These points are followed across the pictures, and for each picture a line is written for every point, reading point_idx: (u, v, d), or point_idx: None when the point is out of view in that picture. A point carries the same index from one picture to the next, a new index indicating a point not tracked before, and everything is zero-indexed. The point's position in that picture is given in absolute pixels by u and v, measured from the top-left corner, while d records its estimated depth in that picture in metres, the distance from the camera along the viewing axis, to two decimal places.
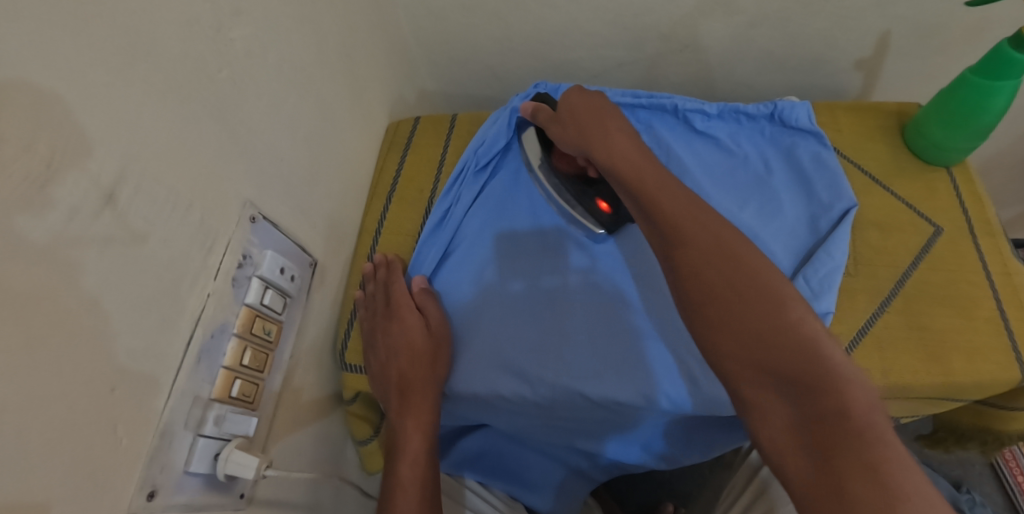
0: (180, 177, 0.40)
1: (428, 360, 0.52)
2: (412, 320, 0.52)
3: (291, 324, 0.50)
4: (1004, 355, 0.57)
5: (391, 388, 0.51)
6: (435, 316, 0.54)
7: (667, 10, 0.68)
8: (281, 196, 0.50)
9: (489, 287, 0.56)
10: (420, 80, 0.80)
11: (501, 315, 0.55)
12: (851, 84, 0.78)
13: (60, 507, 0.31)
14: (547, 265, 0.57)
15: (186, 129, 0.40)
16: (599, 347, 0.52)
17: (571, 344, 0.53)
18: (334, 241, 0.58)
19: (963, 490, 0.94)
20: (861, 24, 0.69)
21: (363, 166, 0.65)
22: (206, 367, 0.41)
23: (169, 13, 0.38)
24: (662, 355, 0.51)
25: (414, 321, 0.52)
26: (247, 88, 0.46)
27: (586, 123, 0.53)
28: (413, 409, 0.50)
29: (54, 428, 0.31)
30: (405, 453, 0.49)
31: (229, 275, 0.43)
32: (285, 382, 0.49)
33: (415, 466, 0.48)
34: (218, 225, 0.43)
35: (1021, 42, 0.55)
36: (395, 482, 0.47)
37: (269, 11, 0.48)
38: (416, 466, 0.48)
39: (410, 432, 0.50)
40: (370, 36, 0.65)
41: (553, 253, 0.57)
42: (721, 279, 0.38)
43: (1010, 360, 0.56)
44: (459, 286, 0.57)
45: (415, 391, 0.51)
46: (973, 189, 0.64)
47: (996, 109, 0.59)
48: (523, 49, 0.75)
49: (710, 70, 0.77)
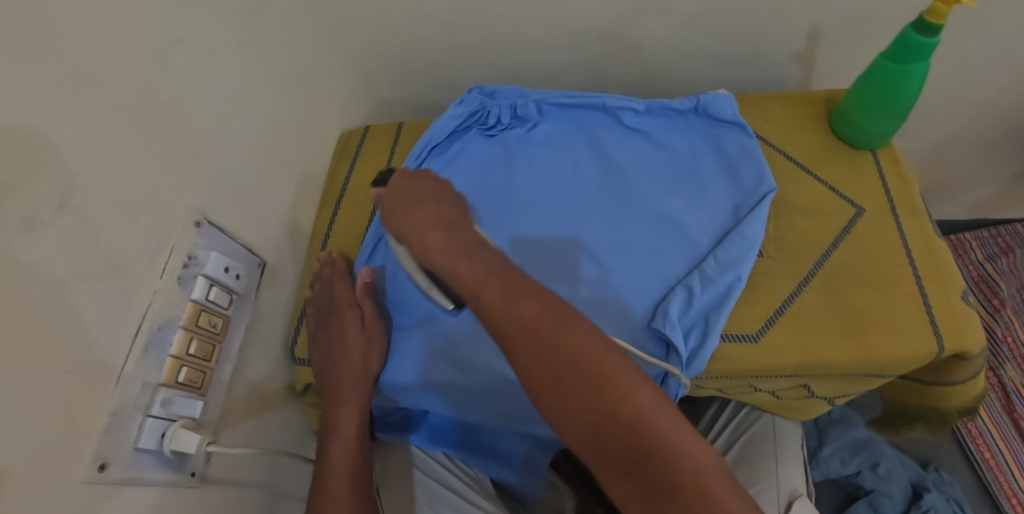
0: (127, 188, 0.44)
1: (361, 350, 0.57)
2: (348, 323, 0.58)
3: (239, 319, 0.55)
4: (923, 328, 0.58)
5: (330, 376, 0.58)
6: (369, 312, 0.59)
7: (601, 13, 0.71)
8: (229, 203, 0.55)
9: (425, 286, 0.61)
10: (376, 90, 0.84)
11: (433, 310, 0.59)
12: (790, 75, 0.80)
13: (22, 475, 0.36)
14: None
15: (133, 145, 0.45)
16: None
17: None
18: (284, 244, 0.63)
19: (930, 470, 0.95)
20: (790, 18, 0.72)
21: (314, 174, 0.70)
22: (154, 355, 0.46)
23: (114, 41, 0.42)
24: None
25: (351, 322, 0.58)
26: (193, 107, 0.50)
27: (410, 204, 0.52)
28: (346, 397, 0.57)
29: (16, 406, 0.36)
30: (333, 437, 0.55)
31: (174, 273, 0.48)
32: (234, 372, 0.54)
33: (343, 448, 0.55)
34: (165, 230, 0.48)
35: (924, 27, 0.57)
36: (325, 462, 0.54)
37: (211, 35, 0.52)
38: (345, 447, 0.55)
39: (342, 418, 0.56)
40: (318, 52, 0.69)
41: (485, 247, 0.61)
42: (546, 365, 0.37)
43: (929, 333, 0.57)
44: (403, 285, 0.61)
45: (345, 382, 0.57)
46: (898, 170, 0.66)
47: (910, 91, 0.61)
48: (470, 57, 0.78)
49: (651, 68, 0.80)
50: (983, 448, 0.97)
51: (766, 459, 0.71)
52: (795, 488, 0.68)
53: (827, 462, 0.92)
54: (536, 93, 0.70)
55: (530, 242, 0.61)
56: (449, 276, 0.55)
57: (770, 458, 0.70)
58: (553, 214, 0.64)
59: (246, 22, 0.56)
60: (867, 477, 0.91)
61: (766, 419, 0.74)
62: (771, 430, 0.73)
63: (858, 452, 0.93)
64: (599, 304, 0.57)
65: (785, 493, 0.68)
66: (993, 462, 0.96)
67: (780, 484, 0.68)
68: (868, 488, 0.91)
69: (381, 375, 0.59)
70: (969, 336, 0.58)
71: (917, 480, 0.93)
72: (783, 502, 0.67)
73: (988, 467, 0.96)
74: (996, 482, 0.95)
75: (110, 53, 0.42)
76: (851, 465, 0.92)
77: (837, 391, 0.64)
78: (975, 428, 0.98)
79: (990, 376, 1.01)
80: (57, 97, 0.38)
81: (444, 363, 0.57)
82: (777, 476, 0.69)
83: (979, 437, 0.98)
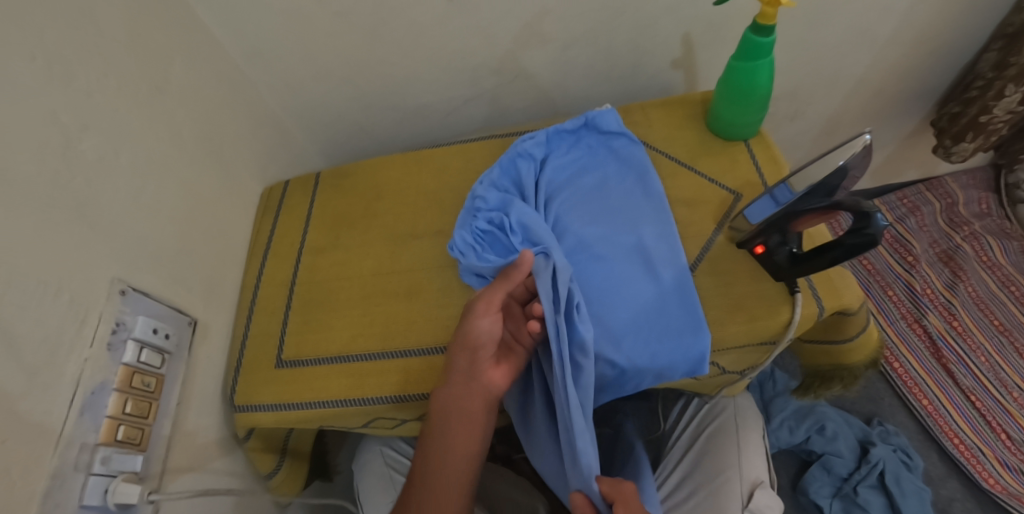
0: (45, 271, 0.48)
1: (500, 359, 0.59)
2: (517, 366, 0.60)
3: (173, 375, 0.60)
4: (804, 293, 0.62)
5: (485, 367, 0.58)
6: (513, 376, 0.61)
7: (488, 50, 0.79)
8: (151, 271, 0.60)
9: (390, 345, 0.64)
10: (296, 144, 0.90)
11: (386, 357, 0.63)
12: (674, 81, 0.88)
13: None
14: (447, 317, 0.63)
15: (47, 228, 0.49)
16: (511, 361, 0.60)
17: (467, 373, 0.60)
18: (211, 300, 0.69)
19: (875, 425, 1.01)
20: (658, 31, 0.80)
21: (238, 230, 0.76)
22: (89, 417, 0.50)
23: (20, 142, 0.47)
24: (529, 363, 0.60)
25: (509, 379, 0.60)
26: (106, 186, 0.55)
27: None
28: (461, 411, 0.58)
29: None
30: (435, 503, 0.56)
31: (104, 340, 0.52)
32: (173, 426, 0.59)
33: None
34: (88, 302, 0.51)
35: (759, 28, 0.64)
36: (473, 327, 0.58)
37: (114, 120, 0.57)
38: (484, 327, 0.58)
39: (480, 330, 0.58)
40: (232, 119, 0.75)
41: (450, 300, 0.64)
42: None
43: (789, 298, 0.60)
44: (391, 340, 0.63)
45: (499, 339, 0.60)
46: (770, 153, 0.72)
47: (762, 83, 0.67)
48: (380, 105, 0.85)
49: (547, 91, 0.87)
50: (919, 396, 1.03)
51: (729, 449, 0.75)
52: (759, 477, 0.71)
53: (777, 432, 0.98)
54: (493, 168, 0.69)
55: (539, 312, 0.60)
56: (776, 247, 0.60)
57: (732, 447, 0.74)
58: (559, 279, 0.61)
59: (150, 101, 0.61)
60: (816, 441, 0.97)
61: (728, 412, 0.78)
62: (733, 422, 0.77)
63: (803, 419, 0.99)
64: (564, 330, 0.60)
65: (750, 482, 0.71)
66: (932, 407, 1.02)
67: (743, 473, 0.72)
68: (819, 451, 0.97)
69: (302, 398, 0.63)
70: (845, 292, 0.62)
71: (864, 437, 0.99)
72: (747, 492, 0.70)
73: (927, 413, 1.01)
74: (938, 426, 1.00)
75: (17, 150, 0.46)
76: (799, 432, 0.98)
77: (746, 363, 0.67)
78: (909, 377, 1.05)
79: (916, 327, 1.08)
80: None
81: (392, 395, 0.61)
82: (741, 466, 0.73)
83: (915, 387, 1.04)
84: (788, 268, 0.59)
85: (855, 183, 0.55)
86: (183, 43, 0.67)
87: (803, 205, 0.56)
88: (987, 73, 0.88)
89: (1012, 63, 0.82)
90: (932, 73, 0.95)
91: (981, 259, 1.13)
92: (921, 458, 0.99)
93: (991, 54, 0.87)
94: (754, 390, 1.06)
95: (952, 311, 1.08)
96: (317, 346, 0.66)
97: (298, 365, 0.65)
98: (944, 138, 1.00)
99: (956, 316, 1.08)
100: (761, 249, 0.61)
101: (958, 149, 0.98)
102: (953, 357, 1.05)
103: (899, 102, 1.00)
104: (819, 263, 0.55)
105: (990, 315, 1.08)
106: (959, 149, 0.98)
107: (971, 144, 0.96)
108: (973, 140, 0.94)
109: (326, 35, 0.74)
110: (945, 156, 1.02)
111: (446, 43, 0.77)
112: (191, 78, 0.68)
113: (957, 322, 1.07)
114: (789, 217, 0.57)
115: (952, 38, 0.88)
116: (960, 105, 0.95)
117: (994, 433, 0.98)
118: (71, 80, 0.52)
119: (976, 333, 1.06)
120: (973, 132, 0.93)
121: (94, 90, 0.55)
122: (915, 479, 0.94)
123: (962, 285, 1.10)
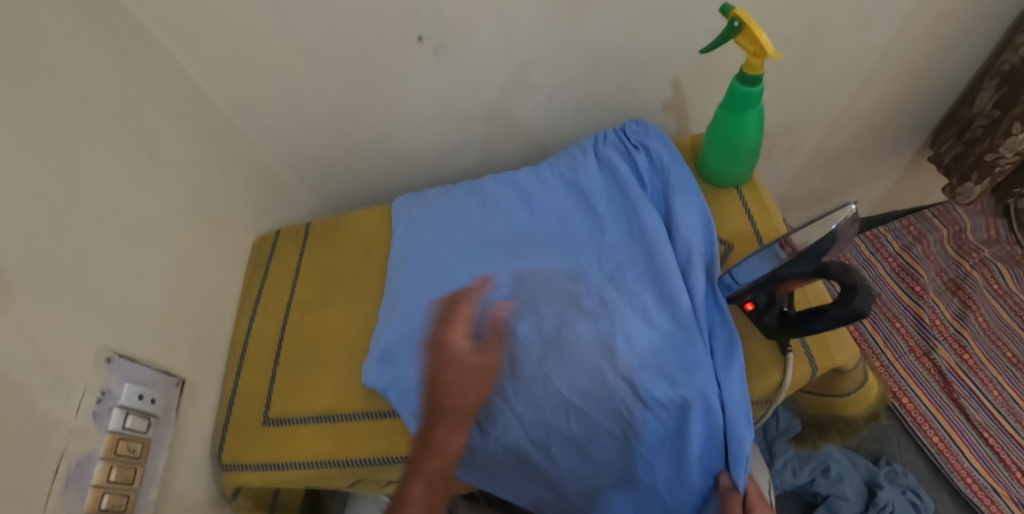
0: (33, 347, 0.49)
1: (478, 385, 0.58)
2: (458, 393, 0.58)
3: (160, 439, 0.60)
4: (796, 353, 0.60)
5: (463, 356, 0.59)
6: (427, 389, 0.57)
7: (476, 99, 0.79)
8: (140, 336, 0.60)
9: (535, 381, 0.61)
10: (290, 192, 0.91)
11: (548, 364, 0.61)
12: (666, 122, 0.88)
13: None
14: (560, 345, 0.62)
15: (33, 304, 0.50)
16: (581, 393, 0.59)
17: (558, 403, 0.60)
18: (201, 359, 0.69)
19: (882, 465, 0.98)
20: (646, 76, 0.80)
21: (230, 283, 0.77)
22: (74, 489, 0.51)
23: (7, 225, 0.48)
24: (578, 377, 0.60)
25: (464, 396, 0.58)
26: (91, 257, 0.56)
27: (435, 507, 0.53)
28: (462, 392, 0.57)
29: None
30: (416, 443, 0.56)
31: (89, 410, 0.53)
32: (160, 490, 0.59)
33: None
34: (75, 374, 0.52)
35: (746, 79, 0.63)
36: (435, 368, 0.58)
37: (104, 191, 0.58)
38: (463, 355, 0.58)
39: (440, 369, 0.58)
40: (225, 175, 0.76)
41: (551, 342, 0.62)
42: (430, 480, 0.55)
43: (780, 359, 0.59)
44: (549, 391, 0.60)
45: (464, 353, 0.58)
46: (761, 202, 0.71)
47: (750, 133, 0.66)
48: (372, 154, 0.86)
49: (538, 135, 0.87)
50: (930, 433, 1.00)
51: None
52: None
53: (780, 475, 0.96)
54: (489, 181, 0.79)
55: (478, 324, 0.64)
56: (767, 307, 0.58)
57: None
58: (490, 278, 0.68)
59: (138, 166, 0.63)
60: (821, 484, 0.95)
61: None
62: None
63: (807, 460, 0.97)
64: (558, 358, 0.61)
65: None
66: (942, 445, 0.99)
67: None
68: (824, 494, 0.94)
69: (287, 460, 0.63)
70: (838, 352, 0.60)
71: (870, 477, 0.96)
72: None
73: (938, 451, 0.99)
74: (949, 464, 0.97)
75: (2, 230, 0.47)
76: (803, 474, 0.95)
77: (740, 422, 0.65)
78: (920, 414, 1.02)
79: (925, 360, 1.06)
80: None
81: (376, 458, 0.61)
82: None
83: (925, 424, 1.01)
84: (775, 323, 0.58)
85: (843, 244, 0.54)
86: (173, 104, 0.68)
87: (792, 271, 0.54)
88: (990, 112, 0.85)
89: (1019, 101, 0.79)
90: (929, 104, 0.94)
91: (991, 286, 1.11)
92: (932, 500, 0.96)
93: (987, 93, 0.85)
94: (756, 428, 1.03)
95: (962, 342, 1.05)
96: (303, 403, 0.66)
97: (285, 424, 0.65)
98: (951, 178, 0.97)
99: (966, 348, 1.05)
100: (749, 307, 0.60)
101: (963, 190, 0.94)
102: (963, 391, 1.02)
103: (897, 132, 0.99)
104: (810, 331, 0.54)
105: (1002, 347, 1.05)
106: (964, 190, 0.94)
107: (975, 185, 0.92)
108: (978, 182, 0.91)
109: (314, 89, 0.75)
110: (952, 196, 0.99)
111: (435, 93, 0.77)
112: (181, 140, 0.69)
113: (968, 355, 1.04)
114: (775, 282, 0.56)
115: (951, 69, 0.86)
116: (965, 144, 0.92)
117: (1008, 472, 0.95)
118: (57, 151, 0.53)
119: (986, 365, 1.03)
120: (978, 172, 0.90)
121: (81, 161, 0.56)
122: None
123: (972, 316, 1.07)
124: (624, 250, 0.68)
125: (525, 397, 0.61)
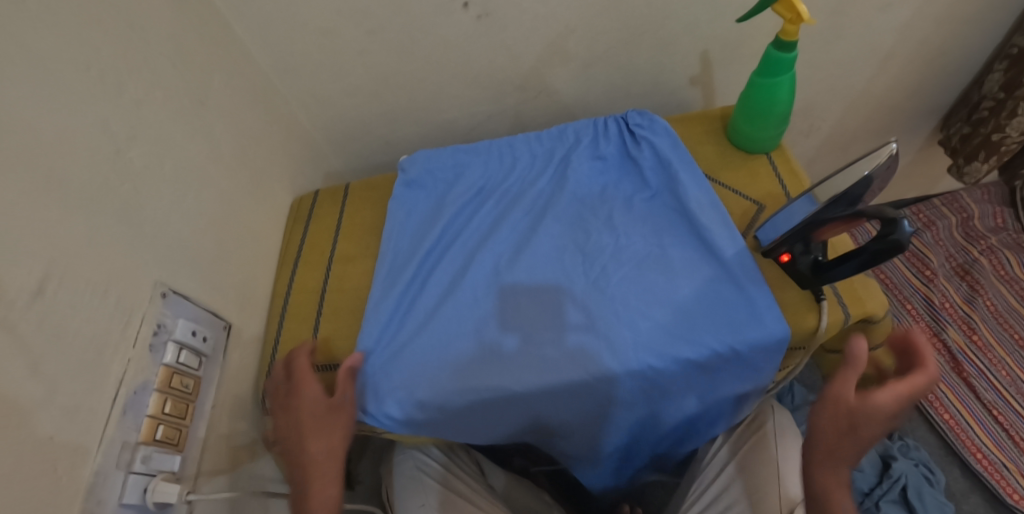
0: (96, 272, 0.49)
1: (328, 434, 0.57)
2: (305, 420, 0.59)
3: (209, 378, 0.61)
4: (829, 301, 0.62)
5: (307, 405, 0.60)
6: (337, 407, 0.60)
7: (513, 67, 0.81)
8: (191, 276, 0.61)
9: (524, 346, 0.61)
10: (325, 157, 0.92)
11: (541, 333, 0.61)
12: (692, 98, 0.91)
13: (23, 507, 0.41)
14: (551, 314, 0.62)
15: (98, 231, 0.50)
16: (566, 355, 0.59)
17: (550, 369, 0.59)
18: (244, 308, 0.70)
19: (895, 439, 1.01)
20: (678, 49, 0.82)
21: (271, 239, 0.78)
22: (131, 417, 0.51)
23: (75, 153, 0.48)
24: (574, 340, 0.60)
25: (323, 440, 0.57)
26: (149, 193, 0.56)
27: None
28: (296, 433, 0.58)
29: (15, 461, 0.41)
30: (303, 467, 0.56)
31: (146, 341, 0.53)
32: (208, 428, 0.60)
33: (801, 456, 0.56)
34: (133, 302, 0.53)
35: (782, 45, 0.66)
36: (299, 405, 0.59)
37: (160, 131, 0.59)
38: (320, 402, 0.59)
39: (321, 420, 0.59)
40: (268, 133, 0.78)
41: (548, 308, 0.63)
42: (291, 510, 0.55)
43: (814, 306, 0.61)
44: (539, 351, 0.60)
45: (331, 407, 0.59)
46: (790, 167, 0.73)
47: (782, 98, 0.68)
48: (408, 122, 0.88)
49: (568, 106, 0.89)
50: (941, 409, 1.03)
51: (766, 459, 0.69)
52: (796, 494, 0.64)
53: None
54: (493, 157, 0.79)
55: (480, 296, 0.65)
56: (802, 255, 0.61)
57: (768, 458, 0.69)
58: (494, 251, 0.69)
59: (192, 114, 0.64)
60: None
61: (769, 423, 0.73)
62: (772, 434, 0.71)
63: None
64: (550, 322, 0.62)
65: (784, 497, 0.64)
66: (953, 421, 1.01)
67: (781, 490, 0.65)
68: None
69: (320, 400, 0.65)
70: (869, 300, 0.63)
71: (884, 451, 0.98)
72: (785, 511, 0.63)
73: (949, 427, 1.01)
74: (959, 439, 1.00)
75: (70, 154, 0.48)
76: None
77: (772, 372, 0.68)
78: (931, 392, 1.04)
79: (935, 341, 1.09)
80: (19, 191, 0.43)
81: None
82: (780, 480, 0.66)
83: (936, 401, 1.03)
84: (812, 269, 0.60)
85: (875, 196, 0.57)
86: (222, 58, 0.69)
87: (828, 215, 0.57)
88: (997, 93, 0.89)
89: None
90: (940, 90, 0.98)
91: (998, 272, 1.14)
92: (943, 473, 0.98)
93: (997, 74, 0.89)
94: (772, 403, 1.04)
95: (971, 324, 1.08)
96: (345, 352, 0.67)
97: (331, 370, 0.66)
98: (958, 157, 1.01)
99: (975, 330, 1.08)
100: (785, 258, 0.62)
101: (971, 169, 0.99)
102: (973, 371, 1.04)
103: (909, 117, 1.03)
104: (846, 271, 0.57)
105: (1011, 329, 1.07)
106: (970, 169, 0.99)
107: (982, 164, 0.97)
108: (986, 160, 0.95)
109: (358, 52, 0.76)
110: (958, 175, 1.03)
111: (475, 60, 0.79)
112: (229, 93, 0.70)
113: (977, 336, 1.07)
114: (812, 228, 0.59)
115: (962, 54, 0.90)
116: (971, 124, 0.96)
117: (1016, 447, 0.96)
118: (123, 87, 0.54)
119: (995, 348, 1.06)
120: (985, 152, 0.95)
121: (142, 102, 0.57)
122: (937, 494, 0.93)
123: (980, 300, 1.11)
124: (635, 225, 0.68)
125: (516, 365, 0.60)
